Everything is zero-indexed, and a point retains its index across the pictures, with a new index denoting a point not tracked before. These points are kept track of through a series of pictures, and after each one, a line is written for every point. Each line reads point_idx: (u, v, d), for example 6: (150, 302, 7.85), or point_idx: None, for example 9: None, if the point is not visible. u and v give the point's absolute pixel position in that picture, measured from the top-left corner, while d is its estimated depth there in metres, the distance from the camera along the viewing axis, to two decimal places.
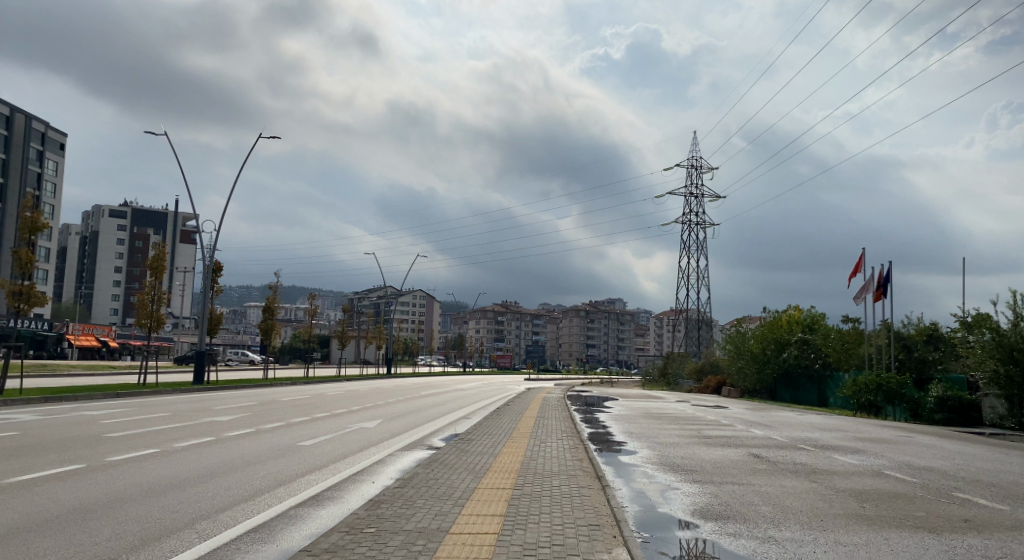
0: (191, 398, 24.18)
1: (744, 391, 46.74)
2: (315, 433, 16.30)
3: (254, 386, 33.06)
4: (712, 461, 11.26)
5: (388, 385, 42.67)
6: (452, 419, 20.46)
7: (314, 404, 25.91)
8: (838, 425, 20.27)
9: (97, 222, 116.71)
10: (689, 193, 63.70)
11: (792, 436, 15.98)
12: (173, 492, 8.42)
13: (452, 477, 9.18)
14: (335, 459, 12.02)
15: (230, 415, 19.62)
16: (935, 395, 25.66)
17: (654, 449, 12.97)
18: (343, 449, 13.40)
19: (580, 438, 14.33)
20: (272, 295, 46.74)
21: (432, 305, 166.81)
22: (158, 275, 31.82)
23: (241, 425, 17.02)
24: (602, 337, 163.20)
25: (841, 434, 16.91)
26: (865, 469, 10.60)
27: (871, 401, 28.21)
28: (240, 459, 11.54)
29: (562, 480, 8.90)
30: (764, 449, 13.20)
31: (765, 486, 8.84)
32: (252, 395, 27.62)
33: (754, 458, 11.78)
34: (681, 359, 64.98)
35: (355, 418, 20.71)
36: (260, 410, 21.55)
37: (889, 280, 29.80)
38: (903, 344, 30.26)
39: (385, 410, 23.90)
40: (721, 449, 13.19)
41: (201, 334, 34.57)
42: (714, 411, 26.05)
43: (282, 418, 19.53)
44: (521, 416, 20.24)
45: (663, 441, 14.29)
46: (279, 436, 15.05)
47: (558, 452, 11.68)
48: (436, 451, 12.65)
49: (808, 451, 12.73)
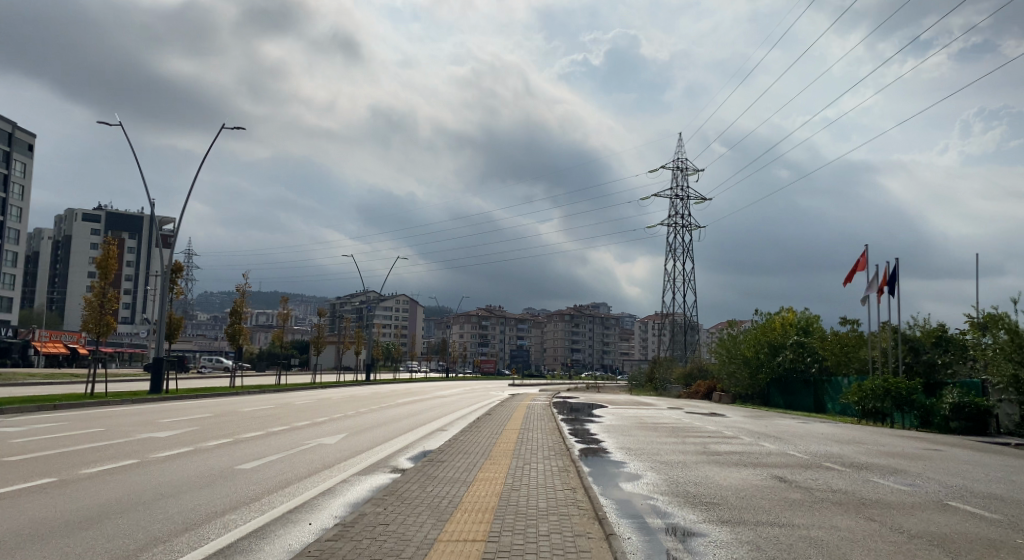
0: (138, 410, 21.72)
1: (736, 396, 44.89)
2: (264, 451, 14.05)
3: (217, 395, 30.51)
4: (731, 489, 9.21)
5: (364, 394, 40.18)
6: (426, 431, 18.36)
7: (278, 414, 23.61)
8: (851, 436, 18.40)
9: (69, 226, 113.16)
10: (675, 193, 62.18)
11: (809, 451, 13.93)
12: (22, 551, 6.19)
13: (408, 521, 7.09)
14: (275, 489, 9.87)
15: (174, 430, 17.25)
16: (950, 401, 23.73)
17: (657, 470, 10.90)
18: (292, 473, 11.26)
19: (571, 456, 12.25)
20: (239, 298, 44.16)
21: (415, 310, 164.29)
22: (109, 275, 29.05)
23: (179, 443, 14.65)
24: (587, 341, 161.58)
25: (863, 448, 14.90)
26: (923, 498, 8.62)
27: (878, 407, 26.46)
28: (152, 490, 9.26)
29: (552, 525, 6.80)
30: (787, 469, 11.21)
31: (813, 529, 6.80)
32: (211, 405, 25.27)
33: (781, 483, 9.75)
34: (669, 364, 63.17)
35: (317, 431, 18.43)
36: (211, 423, 19.12)
37: (896, 277, 27.97)
38: (909, 347, 28.61)
39: (353, 422, 21.70)
40: (737, 470, 11.12)
41: (160, 338, 32.03)
42: (712, 420, 24.03)
43: (232, 433, 17.23)
44: (504, 428, 18.14)
45: (667, 460, 12.20)
46: (217, 458, 12.72)
47: (543, 480, 9.55)
48: (399, 477, 10.58)
49: (840, 473, 10.68)
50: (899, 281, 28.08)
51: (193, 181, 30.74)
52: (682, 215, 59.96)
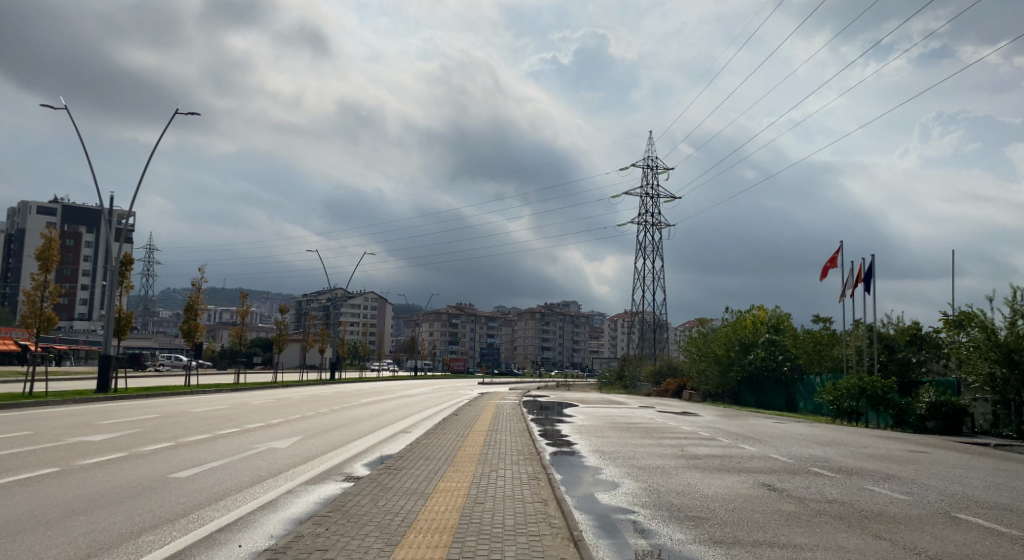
0: (78, 411, 20.19)
1: (706, 395, 44.34)
2: (207, 457, 12.83)
3: (170, 394, 29.01)
4: (719, 501, 8.33)
5: (327, 393, 38.81)
6: (388, 434, 17.28)
7: (232, 415, 22.29)
8: (831, 437, 17.72)
9: (22, 220, 109.19)
10: (645, 192, 61.72)
11: (792, 454, 13.15)
12: None
13: (354, 546, 6.04)
14: (208, 502, 8.70)
15: (111, 433, 15.81)
16: (926, 401, 23.11)
17: (635, 478, 9.97)
18: (232, 483, 10.08)
19: (540, 461, 11.27)
20: (195, 293, 42.44)
21: (383, 308, 162.21)
22: (51, 268, 27.47)
23: (111, 447, 13.29)
24: (557, 339, 161.13)
25: (848, 451, 14.18)
26: (930, 509, 7.81)
27: (853, 406, 25.98)
28: (62, 505, 8.05)
29: (519, 549, 5.81)
30: (773, 476, 10.36)
31: (819, 551, 5.91)
32: (161, 405, 23.77)
33: (770, 493, 8.89)
34: (638, 361, 62.84)
35: (270, 434, 17.16)
36: (154, 425, 17.72)
37: (871, 275, 27.59)
38: (884, 345, 28.28)
39: (310, 423, 20.51)
40: (722, 477, 10.25)
41: (107, 334, 30.30)
42: (686, 420, 23.24)
43: (176, 435, 15.94)
44: (470, 430, 17.07)
45: (645, 465, 11.28)
46: (150, 464, 11.49)
47: (511, 490, 8.59)
48: (350, 487, 9.52)
49: (831, 481, 9.85)
50: (875, 277, 27.71)
51: (144, 170, 29.22)
52: (652, 213, 59.44)
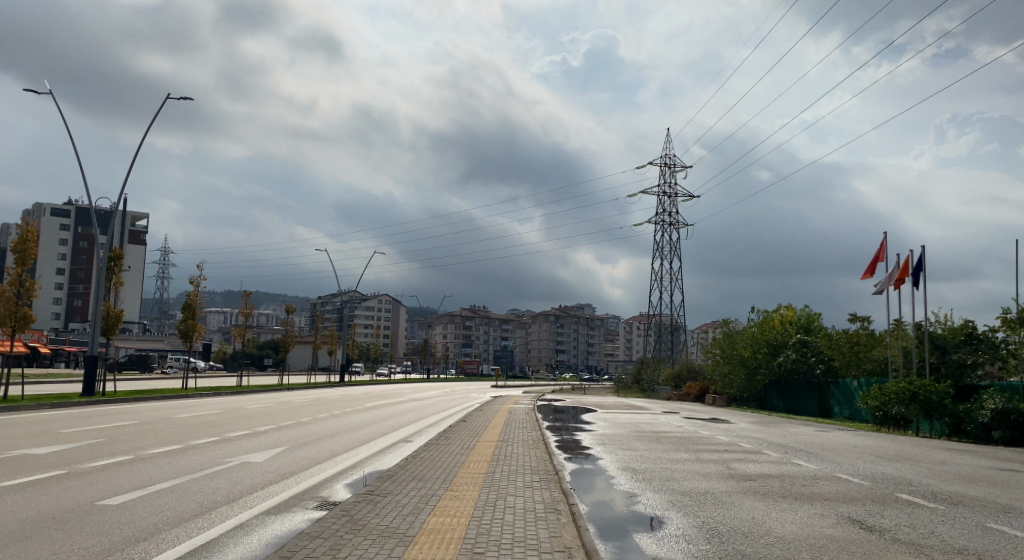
0: (46, 417, 18.25)
1: (730, 399, 41.47)
2: (160, 475, 10.73)
3: (161, 398, 27.25)
4: (806, 550, 6.09)
5: (331, 396, 36.83)
6: (385, 444, 15.17)
7: (219, 421, 20.30)
8: (892, 450, 15.40)
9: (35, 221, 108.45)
10: (663, 190, 59.51)
11: (864, 474, 10.87)
12: None
13: None
14: (122, 546, 6.56)
15: (68, 443, 13.84)
16: (991, 408, 20.61)
17: (682, 511, 7.74)
18: (169, 515, 7.93)
19: (562, 485, 9.02)
20: (194, 291, 40.52)
21: (397, 310, 160.39)
22: (28, 262, 25.80)
23: (50, 464, 11.18)
24: (572, 342, 158.59)
25: (925, 469, 11.87)
26: None
27: (901, 412, 23.53)
28: None
29: None
30: (857, 508, 8.06)
31: None
32: (144, 411, 21.81)
33: (870, 536, 6.64)
34: (657, 365, 60.38)
35: (250, 444, 15.09)
36: (122, 434, 15.69)
37: (921, 267, 25.19)
38: (934, 346, 25.88)
39: (303, 431, 18.38)
40: (793, 509, 7.97)
41: (94, 334, 28.43)
42: (718, 428, 20.94)
43: (139, 446, 13.88)
44: (479, 441, 14.83)
45: (689, 490, 9.06)
46: (87, 486, 9.40)
47: (522, 532, 6.37)
48: (317, 521, 7.36)
49: (940, 515, 7.58)
50: (925, 271, 25.32)
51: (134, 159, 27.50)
52: (670, 212, 57.15)
